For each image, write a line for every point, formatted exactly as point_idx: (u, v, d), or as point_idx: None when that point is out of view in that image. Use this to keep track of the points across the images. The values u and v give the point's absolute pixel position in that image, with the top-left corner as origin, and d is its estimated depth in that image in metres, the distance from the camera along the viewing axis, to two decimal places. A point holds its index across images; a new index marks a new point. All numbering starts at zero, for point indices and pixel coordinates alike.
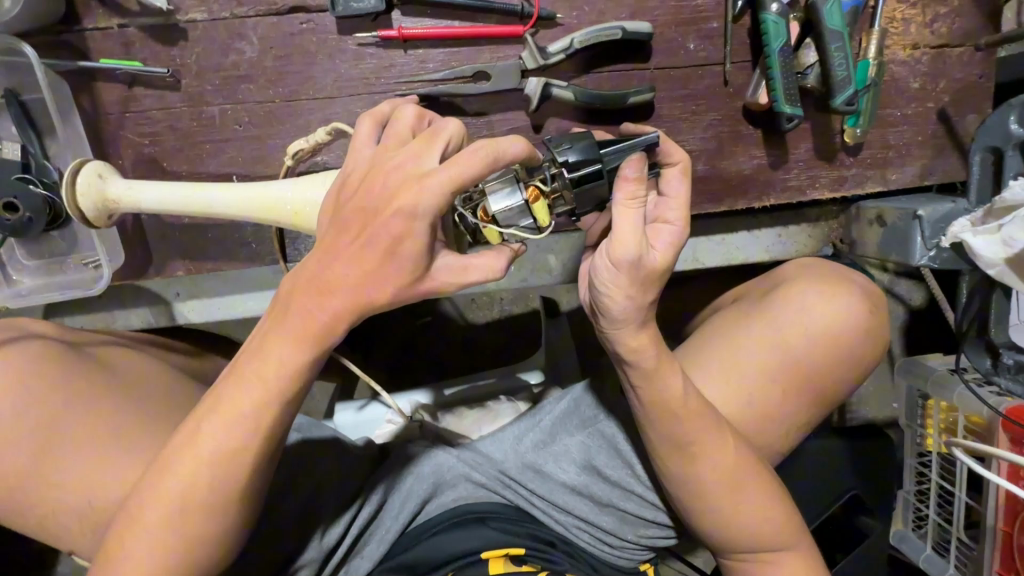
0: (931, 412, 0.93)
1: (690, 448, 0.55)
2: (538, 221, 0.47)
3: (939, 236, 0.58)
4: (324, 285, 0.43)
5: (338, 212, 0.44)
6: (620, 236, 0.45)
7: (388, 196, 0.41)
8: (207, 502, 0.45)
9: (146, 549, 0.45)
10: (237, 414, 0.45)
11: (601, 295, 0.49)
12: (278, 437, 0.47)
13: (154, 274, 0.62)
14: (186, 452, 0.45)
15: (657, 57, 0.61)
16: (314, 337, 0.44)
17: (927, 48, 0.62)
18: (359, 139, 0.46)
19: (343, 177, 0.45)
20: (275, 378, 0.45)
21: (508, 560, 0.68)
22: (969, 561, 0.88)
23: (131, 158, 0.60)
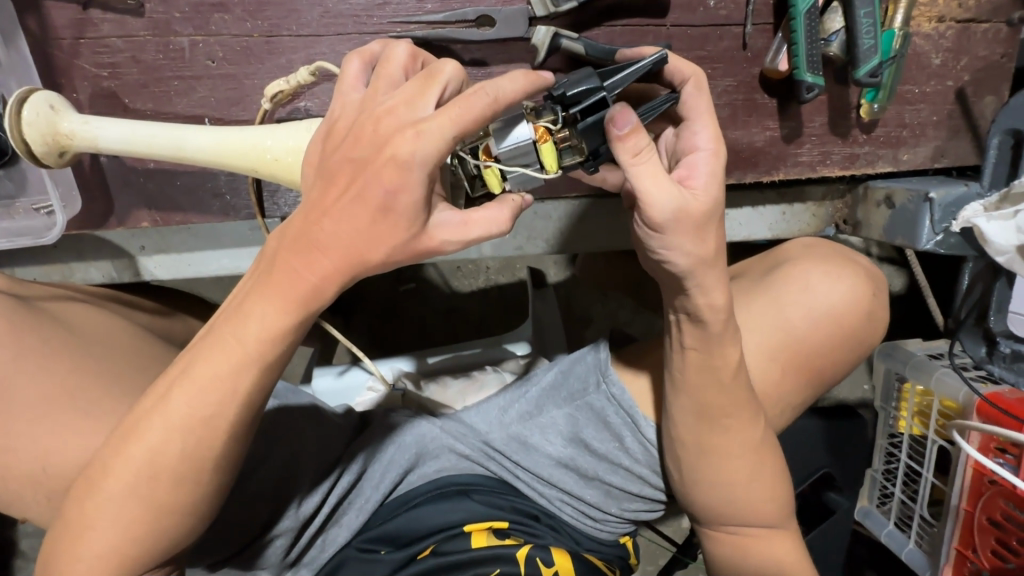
0: (906, 396, 0.95)
1: (701, 420, 0.56)
2: (544, 166, 0.44)
3: (949, 220, 0.57)
4: (312, 242, 0.39)
5: (325, 163, 0.40)
6: (651, 197, 0.43)
7: (382, 143, 0.37)
8: (179, 471, 0.42)
9: (111, 520, 0.42)
10: (212, 378, 0.41)
11: (664, 257, 0.47)
12: (256, 406, 0.43)
13: (117, 225, 0.57)
14: (154, 417, 0.41)
15: (674, 13, 0.56)
16: (299, 300, 0.40)
17: (952, 22, 0.59)
18: (347, 83, 0.42)
19: (328, 126, 0.41)
20: (253, 342, 0.41)
21: (491, 533, 0.70)
22: (929, 537, 0.91)
23: (87, 92, 0.53)
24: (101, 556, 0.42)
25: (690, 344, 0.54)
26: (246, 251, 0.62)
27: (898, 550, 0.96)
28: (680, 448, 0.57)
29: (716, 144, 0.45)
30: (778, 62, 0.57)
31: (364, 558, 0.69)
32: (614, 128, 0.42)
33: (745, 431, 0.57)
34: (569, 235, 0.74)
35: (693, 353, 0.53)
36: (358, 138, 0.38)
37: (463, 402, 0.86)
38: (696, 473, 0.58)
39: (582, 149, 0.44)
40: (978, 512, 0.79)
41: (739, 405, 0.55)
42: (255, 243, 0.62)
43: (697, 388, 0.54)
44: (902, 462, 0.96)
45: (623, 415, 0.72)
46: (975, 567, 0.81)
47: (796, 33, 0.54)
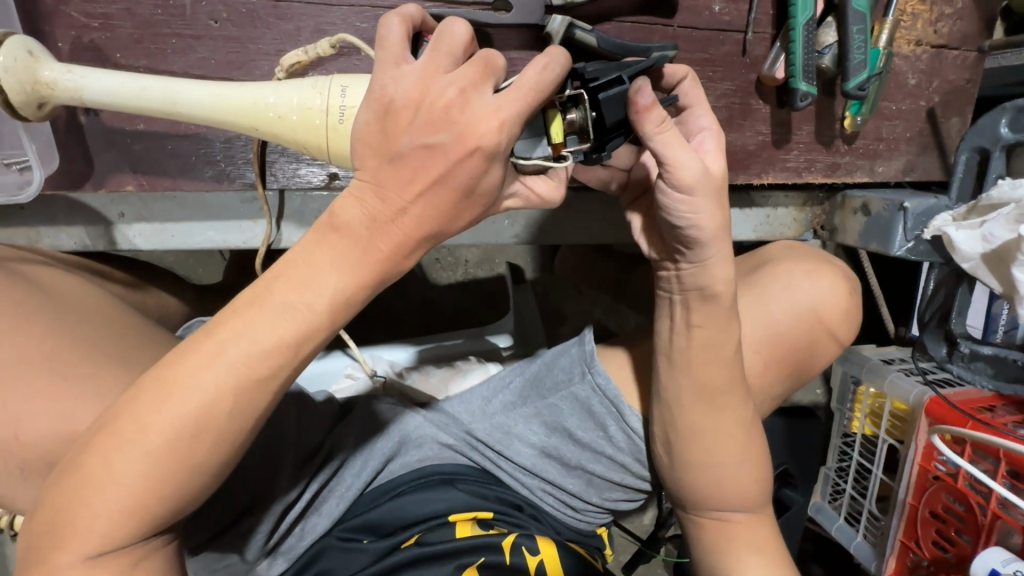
0: (860, 398, 1.01)
1: (698, 406, 0.58)
2: (550, 133, 0.45)
3: (920, 229, 0.61)
4: (387, 218, 0.43)
5: (392, 145, 0.41)
6: (678, 161, 0.46)
7: (462, 131, 0.40)
8: (222, 429, 0.44)
9: (141, 474, 0.42)
10: (274, 341, 0.43)
11: (687, 227, 0.49)
12: (293, 373, 0.46)
13: (96, 188, 0.53)
14: (203, 373, 0.43)
15: (680, 15, 0.58)
16: (374, 278, 0.44)
17: (928, 47, 0.64)
18: (390, 52, 0.41)
19: (382, 102, 0.41)
20: (327, 304, 0.44)
21: (475, 524, 0.70)
22: (876, 530, 0.97)
23: (69, 42, 0.49)
24: (119, 512, 0.42)
25: (696, 320, 0.56)
26: (234, 225, 0.59)
27: (847, 543, 1.01)
28: (672, 435, 0.60)
29: (722, 121, 0.49)
30: (775, 70, 0.60)
31: (345, 548, 0.67)
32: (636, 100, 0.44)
33: (731, 421, 0.59)
34: (561, 227, 0.75)
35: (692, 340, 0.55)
36: (431, 123, 0.40)
37: (446, 392, 0.86)
38: (684, 458, 0.60)
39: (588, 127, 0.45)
40: (922, 506, 0.85)
41: (726, 390, 0.58)
42: (245, 217, 0.59)
43: (693, 370, 0.57)
44: (854, 459, 1.02)
45: (606, 404, 0.72)
46: (917, 558, 0.86)
47: (793, 43, 0.57)
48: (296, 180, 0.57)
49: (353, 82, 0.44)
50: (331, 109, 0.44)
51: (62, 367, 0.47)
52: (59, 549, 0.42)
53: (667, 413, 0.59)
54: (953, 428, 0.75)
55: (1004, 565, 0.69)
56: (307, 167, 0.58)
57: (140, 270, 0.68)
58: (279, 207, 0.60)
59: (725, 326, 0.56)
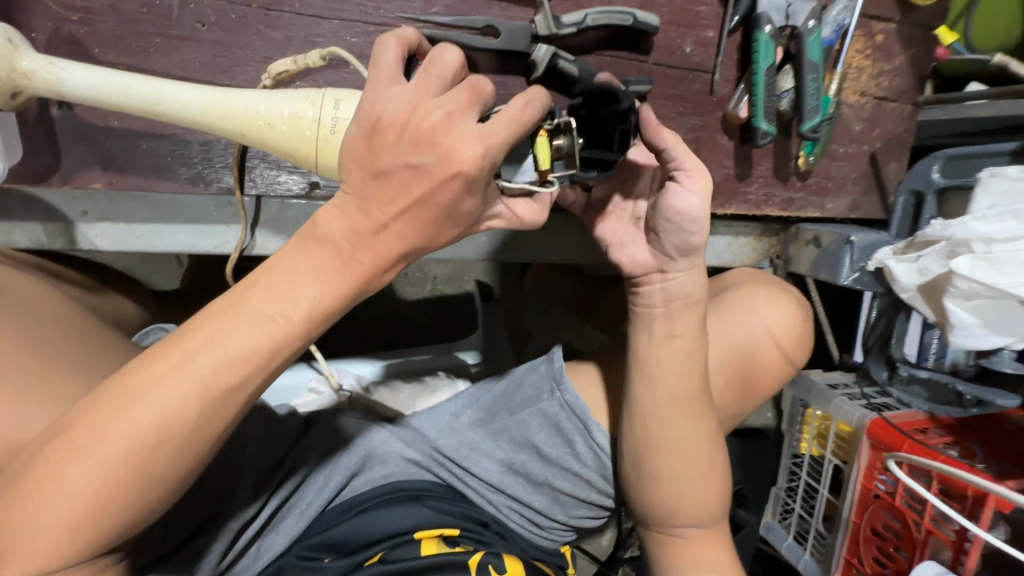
0: (807, 420, 1.07)
1: (662, 421, 0.61)
2: (538, 160, 0.47)
3: (865, 260, 0.67)
4: (371, 226, 0.42)
5: (376, 162, 0.41)
6: (695, 169, 0.54)
7: (447, 153, 0.40)
8: (185, 440, 0.41)
9: (94, 486, 0.39)
10: (246, 348, 0.42)
11: (696, 231, 0.56)
12: (265, 381, 0.44)
13: (62, 183, 0.51)
14: (170, 381, 0.41)
15: (656, 53, 0.62)
16: (355, 286, 0.44)
17: (871, 98, 0.71)
18: (385, 72, 0.42)
19: (370, 119, 0.41)
20: (304, 314, 0.43)
21: (441, 541, 0.67)
22: (822, 548, 1.01)
23: (45, 33, 0.48)
24: (67, 527, 0.39)
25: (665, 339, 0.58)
26: (206, 229, 0.58)
27: (796, 561, 1.05)
28: (635, 449, 0.62)
29: None
30: (739, 109, 0.64)
31: (304, 567, 0.64)
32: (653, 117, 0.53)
33: (693, 436, 0.62)
34: (534, 247, 0.77)
35: None
36: (416, 143, 0.41)
37: (414, 407, 0.85)
38: (649, 470, 0.62)
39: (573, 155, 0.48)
40: (863, 524, 0.90)
41: (683, 408, 0.61)
42: (219, 221, 0.58)
43: (657, 382, 0.60)
44: (802, 480, 1.07)
45: (574, 421, 0.73)
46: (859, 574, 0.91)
47: (756, 86, 0.62)
48: (274, 187, 0.57)
49: (347, 96, 0.44)
50: (323, 121, 0.44)
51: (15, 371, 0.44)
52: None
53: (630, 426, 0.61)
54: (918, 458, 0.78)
55: None
56: (288, 174, 0.58)
57: (98, 273, 0.65)
58: (254, 213, 0.58)
59: (688, 341, 0.60)
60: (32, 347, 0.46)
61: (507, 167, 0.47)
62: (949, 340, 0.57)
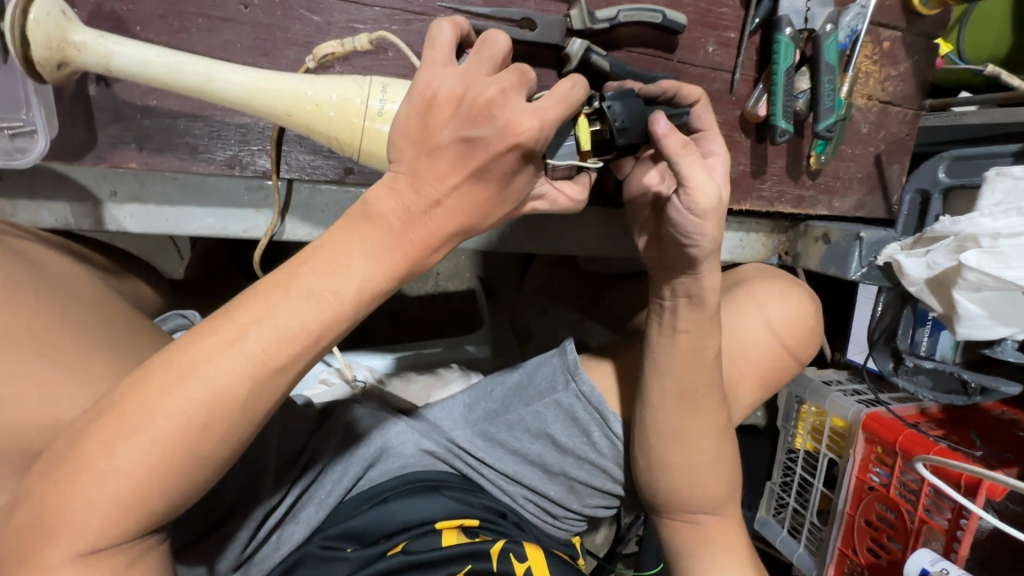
0: (804, 416, 1.10)
1: (684, 408, 0.62)
2: (579, 142, 0.49)
3: (873, 256, 0.70)
4: (416, 203, 0.41)
5: (430, 138, 0.41)
6: (696, 184, 0.50)
7: (505, 126, 0.40)
8: (232, 420, 0.39)
9: (143, 464, 0.38)
10: (296, 327, 0.40)
11: (693, 246, 0.55)
12: (312, 361, 0.42)
13: (95, 162, 0.51)
14: (218, 359, 0.39)
15: (681, 51, 0.64)
16: (404, 266, 0.42)
17: (877, 101, 0.75)
18: (439, 49, 0.42)
19: (425, 96, 0.41)
20: (353, 292, 0.41)
21: (461, 532, 0.69)
22: (816, 540, 1.05)
23: (87, 8, 0.47)
24: (117, 505, 0.38)
25: (682, 325, 0.60)
26: (236, 212, 0.58)
27: (790, 553, 1.08)
28: (654, 434, 0.63)
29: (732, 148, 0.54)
30: (758, 107, 0.67)
31: (327, 556, 0.64)
32: (655, 126, 0.48)
33: (710, 423, 0.63)
34: (551, 240, 0.79)
35: (686, 338, 0.60)
36: (473, 117, 0.40)
37: (427, 400, 0.84)
38: (666, 457, 0.64)
39: (611, 141, 0.49)
40: (857, 515, 0.93)
41: (701, 395, 0.62)
42: (249, 206, 0.58)
43: (679, 371, 0.61)
44: (797, 474, 1.11)
45: (592, 411, 0.74)
46: (853, 564, 0.94)
47: (776, 86, 0.64)
48: (311, 171, 0.57)
49: (394, 83, 0.45)
50: (371, 107, 0.44)
51: (52, 348, 0.43)
52: (48, 543, 0.37)
53: (650, 414, 0.62)
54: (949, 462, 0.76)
55: (932, 564, 0.77)
56: (323, 159, 0.57)
57: (118, 256, 0.64)
58: (286, 198, 0.59)
59: (710, 332, 0.60)
60: (69, 324, 0.45)
61: (552, 146, 0.48)
62: (955, 331, 0.60)
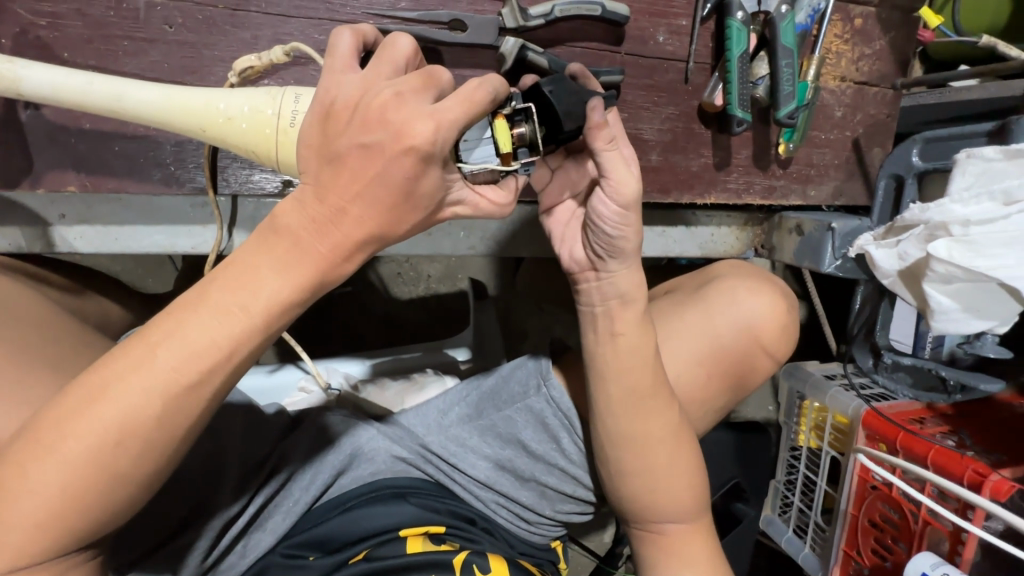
0: (805, 412, 1.06)
1: (631, 407, 0.60)
2: (499, 143, 0.47)
3: (846, 247, 0.66)
4: (324, 218, 0.40)
5: (331, 146, 0.40)
6: (618, 178, 0.52)
7: (398, 129, 0.38)
8: (149, 439, 0.39)
9: (59, 484, 0.38)
10: (207, 343, 0.39)
11: (618, 239, 0.55)
12: (233, 378, 0.42)
13: (36, 187, 0.52)
14: (133, 377, 0.39)
15: (628, 43, 0.62)
16: (319, 277, 0.41)
17: (851, 83, 0.70)
18: (338, 60, 0.42)
19: (325, 104, 0.40)
20: (263, 307, 0.40)
21: (427, 538, 0.68)
22: (821, 542, 1.00)
23: (14, 38, 0.48)
24: (35, 526, 0.38)
25: (619, 327, 0.59)
26: (184, 229, 0.59)
27: (796, 554, 1.04)
28: (609, 444, 0.62)
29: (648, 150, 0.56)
30: (714, 97, 0.64)
31: (289, 565, 0.65)
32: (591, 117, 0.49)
33: (664, 425, 0.61)
34: (515, 241, 0.77)
35: (628, 337, 0.59)
36: (366, 123, 0.39)
37: (402, 405, 0.85)
38: (621, 463, 0.62)
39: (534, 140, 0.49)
40: (861, 516, 0.89)
41: (662, 400, 0.61)
42: (197, 222, 0.59)
43: (620, 373, 0.59)
44: (801, 472, 1.07)
45: (562, 416, 0.73)
46: (858, 565, 0.90)
47: (729, 73, 0.61)
48: (249, 186, 0.57)
49: (306, 92, 0.45)
50: (283, 115, 0.44)
51: None
52: None
53: (601, 421, 0.61)
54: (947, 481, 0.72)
55: (933, 569, 0.73)
56: (261, 174, 0.58)
57: (82, 275, 0.65)
58: (232, 213, 0.59)
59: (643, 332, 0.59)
60: (7, 345, 0.47)
61: (462, 149, 0.46)
62: (932, 326, 0.56)
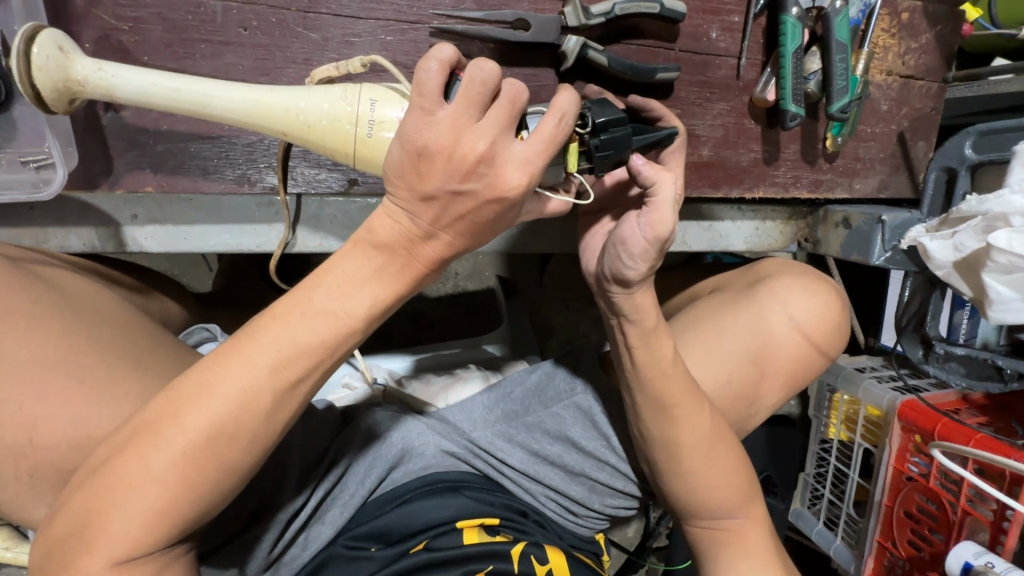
0: (836, 405, 1.06)
1: (662, 412, 0.61)
2: (568, 164, 0.48)
3: (897, 239, 0.67)
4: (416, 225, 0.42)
5: (422, 185, 0.40)
6: (658, 213, 0.52)
7: (493, 181, 0.40)
8: (255, 430, 0.41)
9: (173, 475, 0.39)
10: (315, 343, 0.41)
11: (627, 266, 0.55)
12: (327, 371, 0.44)
13: (114, 188, 0.53)
14: (237, 373, 0.40)
15: (682, 40, 0.62)
16: (407, 279, 0.43)
17: (898, 76, 0.71)
18: (429, 99, 0.39)
19: (416, 146, 0.39)
20: (365, 311, 0.42)
21: (481, 530, 0.69)
22: (854, 533, 1.01)
23: (98, 42, 0.49)
24: (150, 516, 0.39)
25: (633, 344, 0.60)
26: (250, 228, 0.60)
27: (827, 547, 1.05)
28: (646, 444, 0.63)
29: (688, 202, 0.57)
30: (766, 92, 0.65)
31: (352, 556, 0.66)
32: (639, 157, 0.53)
33: (708, 422, 0.62)
34: (558, 237, 0.79)
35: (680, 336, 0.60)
36: (462, 172, 0.40)
37: (444, 400, 0.85)
38: (658, 466, 0.64)
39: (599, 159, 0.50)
40: (896, 507, 0.89)
41: (693, 405, 0.61)
42: (261, 221, 0.60)
43: (648, 386, 0.60)
44: (832, 465, 1.07)
45: (609, 412, 0.77)
46: (894, 557, 0.90)
47: (784, 69, 0.62)
48: (315, 185, 0.58)
49: (380, 95, 0.44)
50: (360, 120, 0.44)
51: (78, 368, 0.46)
52: (83, 553, 0.39)
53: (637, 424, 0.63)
54: (993, 457, 0.73)
55: (975, 558, 0.73)
56: (327, 172, 0.59)
57: (144, 274, 0.67)
58: (296, 211, 0.61)
59: (660, 343, 0.59)
60: (96, 343, 0.48)
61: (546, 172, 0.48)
62: (988, 315, 0.58)
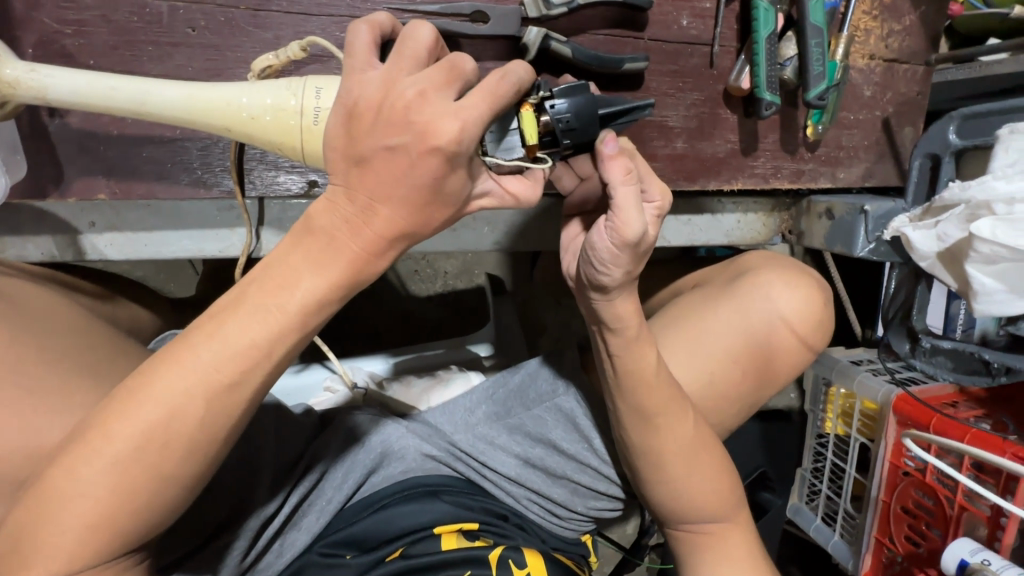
0: (832, 399, 1.04)
1: (644, 419, 0.59)
2: (526, 135, 0.46)
3: (881, 230, 0.65)
4: (358, 217, 0.40)
5: (356, 147, 0.39)
6: (624, 217, 0.48)
7: (422, 129, 0.37)
8: (191, 439, 0.40)
9: (107, 486, 0.38)
10: (246, 343, 0.40)
11: (599, 273, 0.52)
12: (271, 376, 0.42)
13: (67, 196, 0.52)
14: (172, 379, 0.39)
15: (651, 28, 0.60)
16: (348, 277, 0.42)
17: (881, 60, 0.68)
18: (359, 58, 0.40)
19: (347, 106, 0.39)
20: (298, 307, 0.41)
21: (461, 535, 0.68)
22: (852, 528, 0.98)
23: (42, 47, 0.48)
24: (88, 529, 0.38)
25: (614, 352, 0.58)
26: (211, 233, 0.59)
27: (825, 542, 1.02)
28: (627, 448, 0.62)
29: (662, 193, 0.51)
30: (741, 81, 0.62)
31: (326, 563, 0.65)
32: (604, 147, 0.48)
33: (689, 427, 0.61)
34: (536, 234, 0.77)
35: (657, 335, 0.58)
36: (391, 124, 0.38)
37: (427, 402, 0.84)
38: (639, 472, 0.63)
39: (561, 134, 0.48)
40: (893, 503, 0.87)
41: (678, 411, 0.60)
42: (223, 225, 0.59)
43: (627, 394, 0.58)
44: (828, 460, 1.05)
45: (592, 416, 0.75)
46: (891, 554, 0.88)
47: (757, 56, 0.60)
48: (273, 188, 0.57)
49: (327, 84, 0.43)
50: (305, 111, 0.43)
51: (26, 380, 0.45)
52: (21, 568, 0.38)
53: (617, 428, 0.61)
54: (989, 456, 0.70)
55: (972, 555, 0.71)
56: (286, 174, 0.58)
57: (110, 282, 0.66)
58: (258, 215, 0.60)
59: (642, 352, 0.57)
60: (48, 354, 0.47)
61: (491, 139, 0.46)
62: (974, 308, 0.56)
